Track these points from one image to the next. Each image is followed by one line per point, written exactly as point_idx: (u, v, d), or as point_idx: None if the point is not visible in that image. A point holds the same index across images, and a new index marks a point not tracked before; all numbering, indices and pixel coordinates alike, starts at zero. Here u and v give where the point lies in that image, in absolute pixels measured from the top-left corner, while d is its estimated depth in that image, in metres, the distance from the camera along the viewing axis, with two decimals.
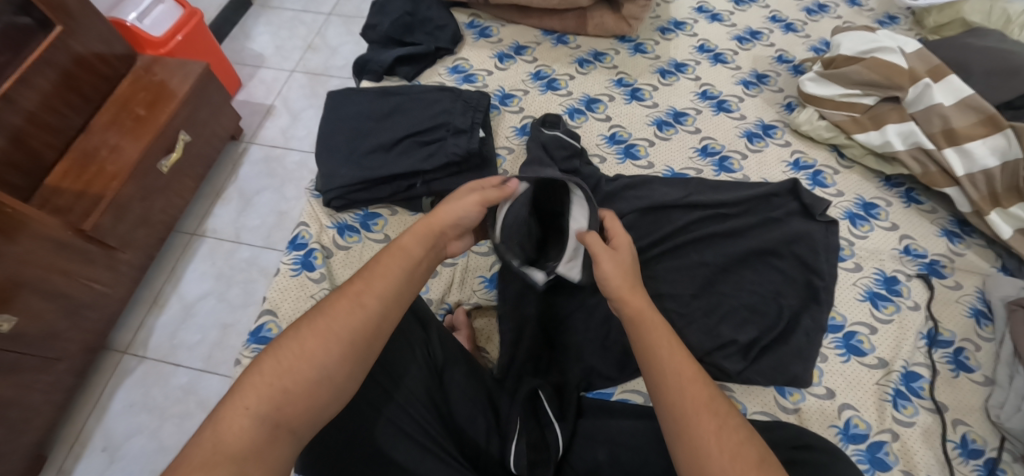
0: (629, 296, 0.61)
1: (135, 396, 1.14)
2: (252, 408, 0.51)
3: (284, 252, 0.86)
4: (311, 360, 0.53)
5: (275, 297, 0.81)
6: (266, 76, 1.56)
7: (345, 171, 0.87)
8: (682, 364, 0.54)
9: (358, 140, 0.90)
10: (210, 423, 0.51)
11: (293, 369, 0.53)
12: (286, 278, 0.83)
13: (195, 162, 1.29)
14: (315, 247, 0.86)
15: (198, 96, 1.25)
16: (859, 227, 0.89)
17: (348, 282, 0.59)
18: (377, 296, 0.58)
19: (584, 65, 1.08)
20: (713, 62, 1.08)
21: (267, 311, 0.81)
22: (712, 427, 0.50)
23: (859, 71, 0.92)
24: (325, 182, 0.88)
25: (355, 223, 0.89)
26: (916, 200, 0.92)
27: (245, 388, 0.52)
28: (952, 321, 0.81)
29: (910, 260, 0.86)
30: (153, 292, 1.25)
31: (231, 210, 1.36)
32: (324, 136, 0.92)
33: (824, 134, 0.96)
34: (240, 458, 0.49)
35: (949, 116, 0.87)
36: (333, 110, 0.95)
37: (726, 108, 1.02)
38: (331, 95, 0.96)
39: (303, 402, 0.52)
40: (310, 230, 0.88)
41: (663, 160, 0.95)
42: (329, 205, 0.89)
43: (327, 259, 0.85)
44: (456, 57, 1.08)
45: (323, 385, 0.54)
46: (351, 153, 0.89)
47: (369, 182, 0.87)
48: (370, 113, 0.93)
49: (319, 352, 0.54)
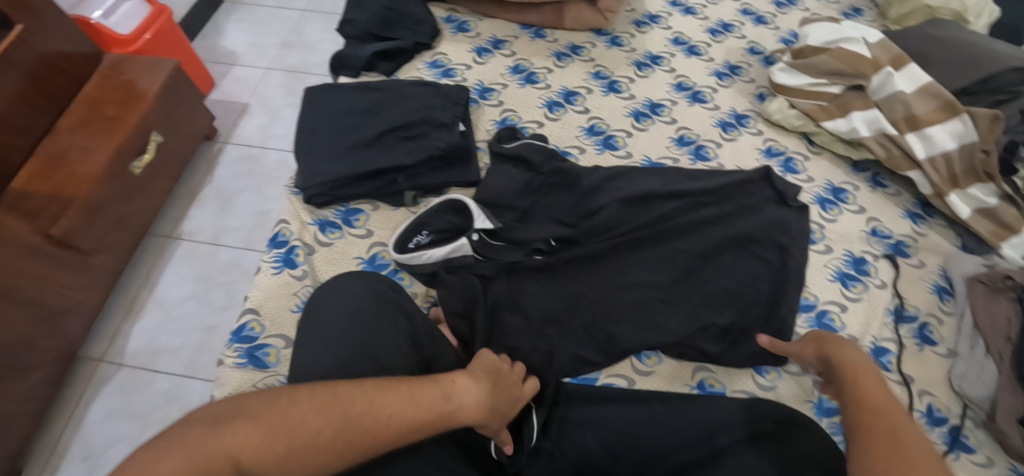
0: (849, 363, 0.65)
1: (114, 404, 1.12)
2: (233, 441, 0.45)
3: (265, 250, 0.85)
4: (313, 429, 0.48)
5: (258, 296, 0.80)
6: (240, 73, 1.53)
7: (327, 167, 0.86)
8: (886, 419, 0.55)
9: (338, 136, 0.89)
10: (195, 428, 0.45)
11: (294, 426, 0.48)
12: (268, 276, 0.82)
13: (169, 162, 1.27)
14: (296, 244, 0.85)
15: (170, 96, 1.23)
16: (829, 211, 0.93)
17: (395, 396, 0.53)
18: (415, 431, 0.53)
19: (562, 58, 1.09)
20: (687, 54, 1.11)
21: (249, 310, 0.80)
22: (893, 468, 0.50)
23: (826, 61, 0.96)
24: (305, 178, 0.86)
25: (337, 219, 0.88)
26: (882, 184, 0.97)
27: (240, 427, 0.46)
28: (916, 298, 0.86)
29: (876, 241, 0.91)
30: (129, 297, 1.23)
31: (209, 211, 1.33)
32: (303, 131, 0.91)
33: (794, 123, 0.99)
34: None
35: (910, 103, 0.91)
36: (312, 106, 0.94)
37: (701, 98, 1.05)
38: (309, 89, 0.95)
39: (282, 465, 0.47)
40: (291, 227, 0.87)
41: (641, 150, 0.97)
42: (311, 202, 0.88)
43: (309, 255, 0.84)
44: (435, 52, 1.08)
45: (308, 458, 0.47)
46: (333, 149, 0.88)
47: (352, 176, 0.86)
48: (350, 108, 0.92)
49: (332, 445, 0.49)
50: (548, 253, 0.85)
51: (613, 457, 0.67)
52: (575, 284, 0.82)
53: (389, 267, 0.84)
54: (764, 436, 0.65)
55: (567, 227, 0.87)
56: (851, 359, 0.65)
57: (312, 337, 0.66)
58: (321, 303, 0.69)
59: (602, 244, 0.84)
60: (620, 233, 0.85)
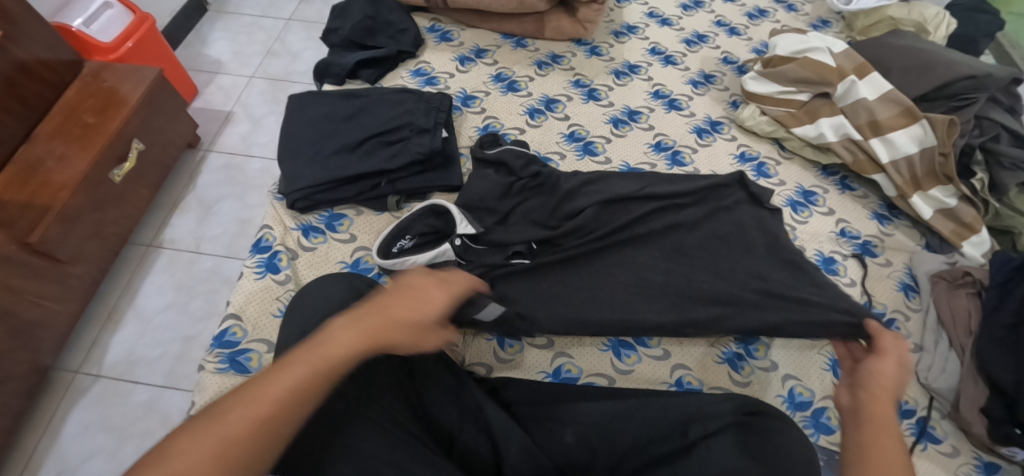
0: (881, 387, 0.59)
1: (91, 416, 1.10)
2: None
3: (248, 255, 0.85)
4: (228, 451, 0.47)
5: (241, 301, 0.80)
6: (223, 82, 1.53)
7: (310, 173, 0.87)
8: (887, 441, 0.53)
9: (322, 142, 0.90)
10: None
11: (209, 460, 0.47)
12: (250, 281, 0.82)
13: (150, 170, 1.26)
14: (279, 250, 0.85)
15: (151, 103, 1.23)
16: (800, 213, 0.96)
17: (276, 374, 0.52)
18: (315, 390, 0.52)
19: (543, 67, 1.12)
20: (664, 63, 1.15)
21: (232, 315, 0.80)
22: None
23: (793, 70, 0.99)
24: (288, 183, 0.87)
25: (320, 224, 0.88)
26: (849, 187, 1.01)
27: None
28: (884, 295, 0.89)
29: (845, 241, 0.94)
30: (108, 307, 1.22)
31: (190, 220, 1.33)
32: (287, 137, 0.92)
33: (765, 128, 1.03)
34: None
35: (874, 108, 0.95)
36: (296, 112, 0.95)
37: (677, 106, 1.08)
38: (293, 96, 0.96)
39: None
40: (274, 232, 0.87)
41: (619, 156, 1.00)
42: (294, 207, 0.88)
43: (293, 260, 0.85)
44: (418, 60, 1.10)
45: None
46: (316, 154, 0.89)
47: (334, 182, 0.87)
48: (334, 114, 0.93)
49: (234, 450, 0.48)
50: (529, 255, 0.86)
51: (592, 452, 0.68)
52: (559, 281, 0.84)
53: (372, 270, 0.84)
54: (733, 424, 0.66)
55: (546, 230, 0.88)
56: (883, 382, 0.60)
57: (295, 331, 0.66)
58: (304, 302, 0.70)
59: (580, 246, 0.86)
60: (597, 236, 0.87)
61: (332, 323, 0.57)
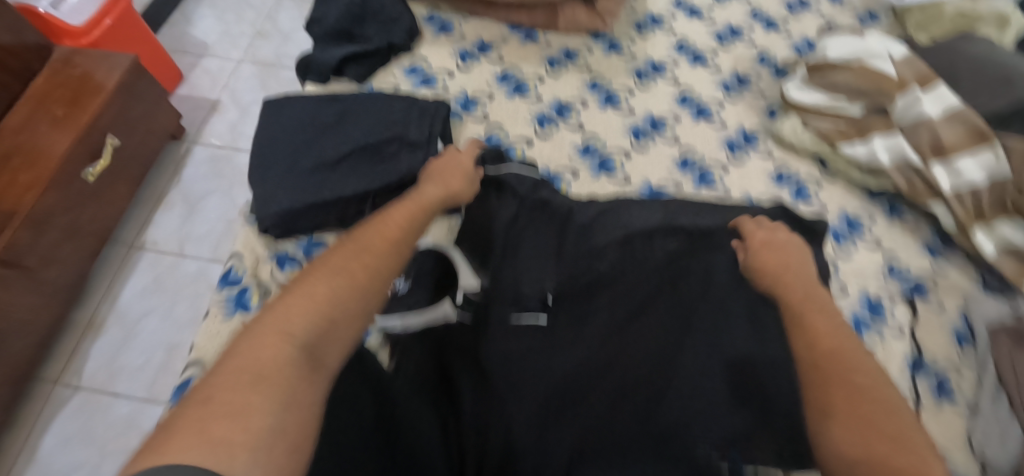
0: (770, 266, 0.69)
1: (71, 429, 1.04)
2: (291, 339, 0.50)
3: (214, 290, 0.74)
4: (340, 298, 0.54)
5: (205, 346, 0.69)
6: (210, 66, 1.42)
7: (285, 193, 0.75)
8: (817, 324, 0.60)
9: (297, 157, 0.78)
10: (234, 354, 0.49)
11: (328, 304, 0.54)
12: (216, 321, 0.71)
13: (129, 166, 1.17)
14: (249, 284, 0.74)
15: (128, 92, 1.12)
16: (844, 246, 0.86)
17: (383, 217, 0.66)
18: (402, 238, 0.65)
19: (556, 65, 0.99)
20: (693, 62, 1.01)
21: (194, 364, 0.68)
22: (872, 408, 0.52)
23: (847, 79, 0.86)
24: (260, 205, 0.75)
25: (297, 253, 0.77)
26: (899, 214, 0.89)
27: (272, 325, 0.50)
28: (934, 345, 0.79)
29: (893, 281, 0.83)
30: (88, 313, 1.14)
31: (174, 219, 1.24)
32: (260, 148, 0.80)
33: (807, 145, 0.90)
34: (279, 385, 0.47)
35: (938, 129, 0.82)
36: (270, 119, 0.83)
37: (707, 114, 0.95)
38: (267, 99, 0.84)
39: (341, 329, 0.54)
40: (244, 262, 0.75)
41: (640, 174, 0.89)
42: (267, 232, 0.76)
43: (265, 297, 0.73)
44: (413, 55, 0.98)
45: (351, 321, 0.54)
46: (292, 171, 0.77)
47: (311, 206, 0.75)
48: (313, 122, 0.81)
49: (340, 296, 0.54)
50: (545, 311, 0.74)
51: None
52: (557, 370, 0.70)
53: None
54: None
55: (561, 278, 0.77)
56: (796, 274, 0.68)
57: None
58: None
59: (602, 307, 0.75)
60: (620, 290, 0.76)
61: (386, 209, 0.68)
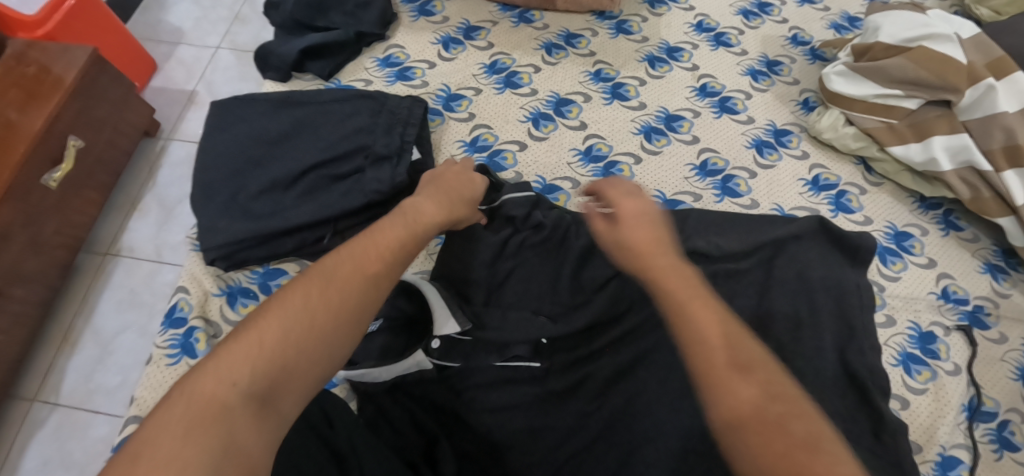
0: (631, 223, 0.54)
1: (50, 450, 0.98)
2: (244, 384, 0.40)
3: (158, 332, 0.67)
4: (321, 331, 0.44)
5: (145, 399, 0.62)
6: (184, 54, 1.31)
7: (231, 220, 0.67)
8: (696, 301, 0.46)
9: (245, 175, 0.70)
10: (179, 396, 0.39)
11: (303, 340, 0.43)
12: (160, 369, 0.64)
13: (96, 169, 1.08)
14: (196, 325, 0.66)
15: (88, 89, 1.02)
16: (890, 266, 0.73)
17: (372, 232, 0.53)
18: (408, 252, 0.54)
19: (553, 51, 0.86)
20: (714, 44, 0.87)
21: (134, 418, 0.62)
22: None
23: (903, 66, 0.71)
24: (203, 237, 0.67)
25: (252, 285, 0.69)
26: (955, 225, 0.76)
27: (226, 364, 0.40)
28: (995, 387, 0.67)
29: (949, 308, 0.71)
30: (64, 327, 1.07)
31: (149, 223, 1.15)
32: (203, 163, 0.71)
33: (850, 144, 0.77)
34: (218, 447, 0.37)
35: (1015, 129, 0.68)
36: (218, 128, 0.73)
37: (731, 107, 0.82)
38: (214, 104, 0.74)
39: (312, 374, 0.43)
40: (190, 299, 0.68)
41: (652, 182, 0.77)
42: (215, 265, 0.68)
43: (213, 339, 0.66)
44: (389, 44, 0.86)
45: (330, 358, 0.44)
46: (239, 193, 0.69)
47: (261, 235, 0.67)
48: (263, 132, 0.72)
49: (321, 329, 0.44)
50: (539, 358, 0.65)
51: None
52: (556, 426, 0.62)
53: None
54: None
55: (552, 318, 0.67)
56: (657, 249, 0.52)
57: None
58: None
59: (605, 349, 0.66)
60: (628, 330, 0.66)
61: (372, 225, 0.55)
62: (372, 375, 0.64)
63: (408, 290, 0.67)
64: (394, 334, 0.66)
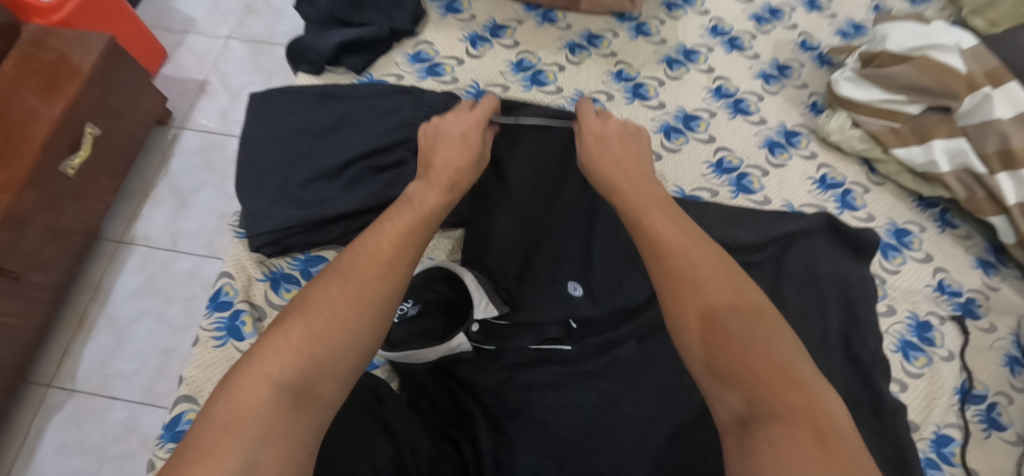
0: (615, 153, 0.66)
1: (68, 435, 1.00)
2: (274, 375, 0.46)
3: (204, 314, 0.69)
4: (340, 325, 0.49)
5: (196, 378, 0.65)
6: (196, 44, 1.31)
7: (275, 209, 0.70)
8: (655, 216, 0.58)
9: (294, 165, 0.73)
10: (227, 392, 0.46)
11: (323, 333, 0.48)
12: (207, 350, 0.67)
13: (114, 157, 1.08)
14: (243, 308, 0.69)
15: (107, 77, 1.02)
16: (891, 260, 0.79)
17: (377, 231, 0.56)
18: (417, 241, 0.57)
19: (577, 51, 0.90)
20: (728, 48, 0.92)
21: (185, 397, 0.65)
22: (721, 353, 0.47)
23: (907, 73, 0.76)
24: (252, 223, 0.70)
25: (294, 271, 0.72)
26: (951, 223, 0.81)
27: (260, 360, 0.47)
28: (985, 372, 0.73)
29: (944, 299, 0.77)
30: (78, 313, 1.08)
31: (165, 213, 1.16)
32: (245, 154, 0.73)
33: (856, 146, 0.82)
34: (257, 435, 0.43)
35: (1009, 134, 0.73)
36: (260, 119, 0.75)
37: (744, 109, 0.87)
38: (256, 96, 0.76)
39: (339, 363, 0.48)
40: (235, 284, 0.70)
41: (672, 178, 0.81)
42: (260, 252, 0.71)
43: (258, 322, 0.69)
44: (418, 40, 0.89)
45: (351, 348, 0.49)
46: (287, 183, 0.72)
47: (311, 223, 0.70)
48: (304, 124, 0.75)
49: (340, 322, 0.49)
50: (569, 341, 0.70)
51: None
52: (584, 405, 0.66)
53: None
54: None
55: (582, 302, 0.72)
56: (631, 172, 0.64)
57: None
58: None
59: (630, 336, 0.70)
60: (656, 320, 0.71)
61: (384, 218, 0.58)
62: (417, 356, 0.67)
63: (444, 276, 0.71)
64: (432, 318, 0.70)
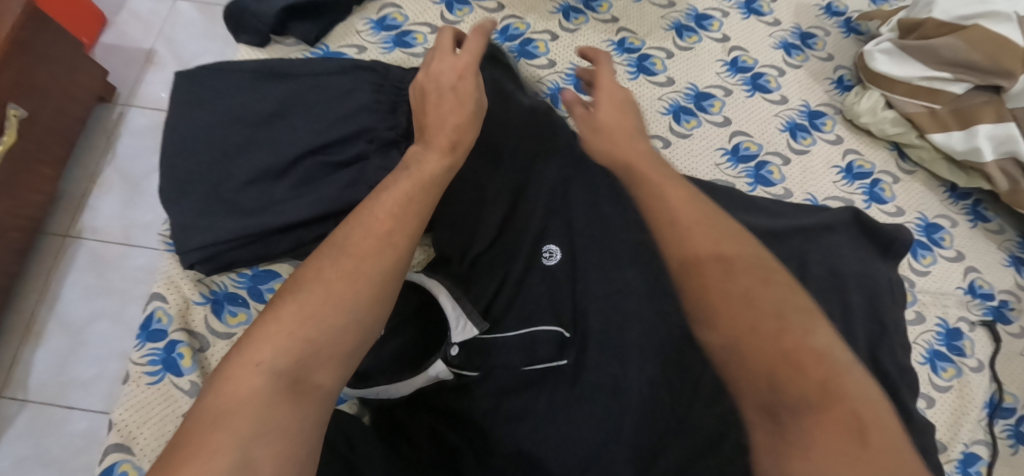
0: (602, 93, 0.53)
1: (25, 448, 0.83)
2: (267, 364, 0.35)
3: (135, 346, 0.61)
4: (341, 302, 0.38)
5: (128, 421, 0.57)
6: (141, 7, 1.11)
7: (214, 218, 0.60)
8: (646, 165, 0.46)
9: (229, 162, 0.61)
10: (211, 389, 0.35)
11: (321, 312, 0.37)
12: (140, 388, 0.59)
13: (46, 139, 0.89)
14: (179, 338, 0.61)
15: (29, 44, 0.81)
16: (921, 260, 0.71)
17: (383, 190, 0.45)
18: (427, 200, 0.46)
19: (572, 16, 0.78)
20: (745, 12, 0.80)
21: (116, 444, 0.57)
22: (729, 323, 0.36)
23: (955, 46, 0.66)
24: (182, 235, 0.60)
25: (239, 290, 0.64)
26: (983, 216, 0.74)
27: (247, 351, 0.35)
28: (1014, 382, 0.68)
29: (975, 303, 0.70)
30: (25, 315, 0.90)
31: (116, 201, 0.98)
32: (177, 148, 0.61)
33: (887, 130, 0.73)
34: (245, 436, 0.32)
35: None
36: (189, 105, 0.64)
37: (763, 85, 0.76)
38: (178, 77, 0.64)
39: (343, 346, 0.37)
40: (169, 309, 0.62)
41: (681, 168, 0.71)
42: (195, 269, 0.62)
43: (199, 353, 0.61)
44: (384, 3, 0.76)
45: (355, 328, 0.38)
46: (222, 184, 0.61)
47: (254, 235, 0.60)
48: (244, 112, 0.63)
49: (340, 297, 0.38)
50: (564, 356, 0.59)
51: None
52: (586, 436, 0.56)
53: None
54: None
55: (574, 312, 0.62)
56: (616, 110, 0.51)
57: None
58: None
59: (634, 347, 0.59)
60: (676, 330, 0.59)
61: (386, 180, 0.47)
62: (385, 388, 0.58)
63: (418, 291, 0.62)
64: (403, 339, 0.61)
